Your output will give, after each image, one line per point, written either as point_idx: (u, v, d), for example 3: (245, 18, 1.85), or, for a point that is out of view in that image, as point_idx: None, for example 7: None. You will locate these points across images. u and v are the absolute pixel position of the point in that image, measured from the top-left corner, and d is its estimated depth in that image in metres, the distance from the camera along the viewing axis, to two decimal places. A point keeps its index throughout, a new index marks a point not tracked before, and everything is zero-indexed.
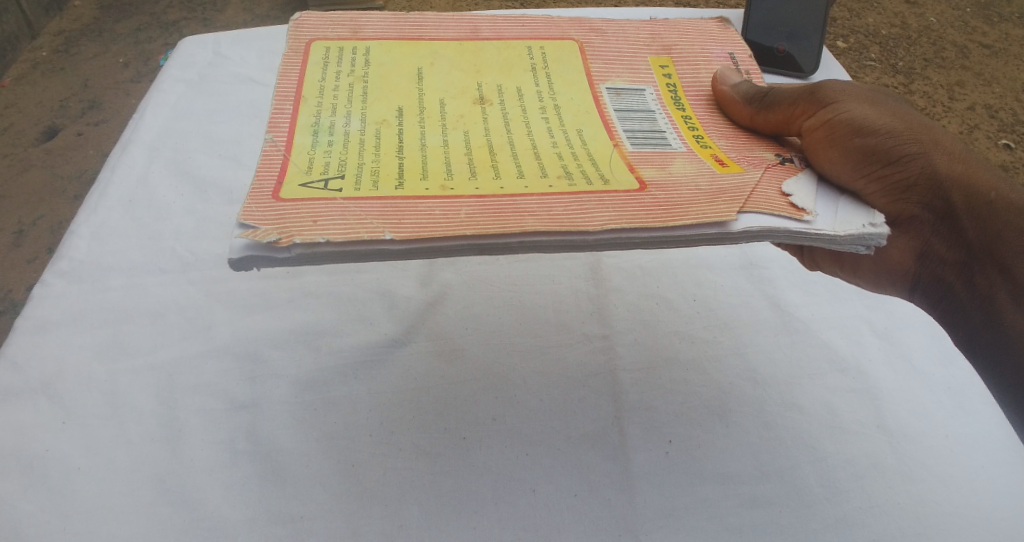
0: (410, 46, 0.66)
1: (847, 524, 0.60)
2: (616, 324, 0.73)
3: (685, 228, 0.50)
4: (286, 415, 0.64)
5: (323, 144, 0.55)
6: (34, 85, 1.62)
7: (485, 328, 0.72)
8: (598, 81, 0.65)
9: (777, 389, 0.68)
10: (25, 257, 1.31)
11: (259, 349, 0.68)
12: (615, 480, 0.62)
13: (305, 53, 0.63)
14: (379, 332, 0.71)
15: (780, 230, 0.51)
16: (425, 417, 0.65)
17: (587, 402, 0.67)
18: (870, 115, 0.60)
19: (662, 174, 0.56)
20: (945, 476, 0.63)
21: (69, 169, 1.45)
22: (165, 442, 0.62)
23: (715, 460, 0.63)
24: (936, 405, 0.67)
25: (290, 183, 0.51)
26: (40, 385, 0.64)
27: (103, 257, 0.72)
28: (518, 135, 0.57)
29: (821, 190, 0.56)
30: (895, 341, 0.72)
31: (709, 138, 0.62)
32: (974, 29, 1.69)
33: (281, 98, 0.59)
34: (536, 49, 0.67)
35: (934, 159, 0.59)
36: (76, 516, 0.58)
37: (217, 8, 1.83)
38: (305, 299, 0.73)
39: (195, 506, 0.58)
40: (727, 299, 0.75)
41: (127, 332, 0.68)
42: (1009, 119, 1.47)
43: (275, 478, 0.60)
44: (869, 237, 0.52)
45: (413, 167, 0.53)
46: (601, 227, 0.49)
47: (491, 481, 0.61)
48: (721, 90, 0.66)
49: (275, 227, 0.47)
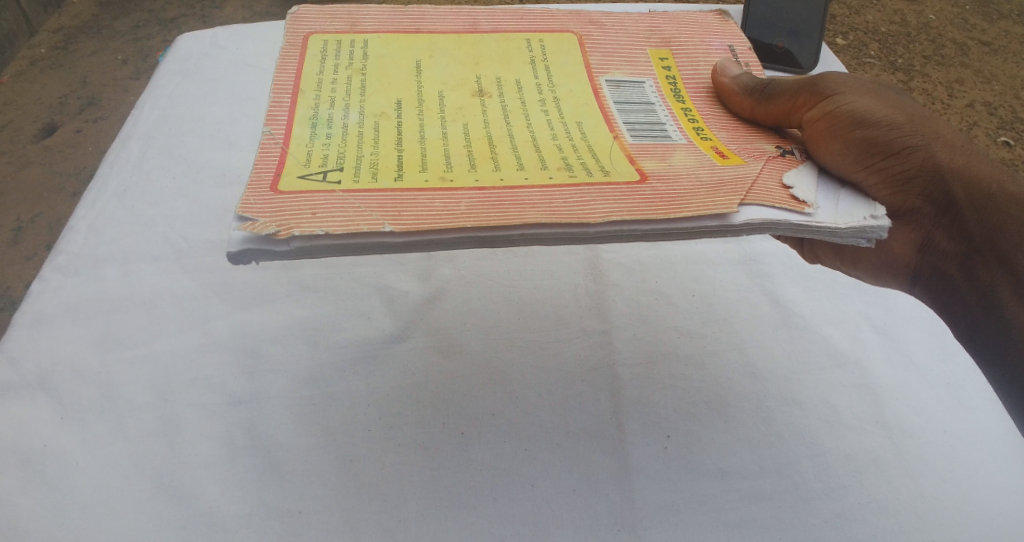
0: (409, 38, 0.65)
1: (846, 520, 0.60)
2: (614, 319, 0.73)
3: (686, 220, 0.50)
4: (285, 411, 0.64)
5: (322, 137, 0.55)
6: (32, 83, 1.61)
7: (484, 323, 0.72)
8: (597, 73, 0.65)
9: (776, 385, 0.68)
10: (23, 254, 1.31)
11: (257, 345, 0.68)
12: (613, 475, 0.61)
13: (303, 46, 0.63)
14: (376, 328, 0.70)
15: (780, 223, 0.51)
16: (423, 413, 0.64)
17: (586, 397, 0.66)
18: (871, 106, 0.60)
19: (662, 166, 0.55)
20: (944, 471, 0.63)
21: (67, 166, 1.45)
22: (164, 437, 0.61)
23: (713, 455, 0.63)
24: (935, 400, 0.67)
25: (288, 175, 0.51)
26: (39, 380, 0.63)
27: (101, 253, 0.72)
28: (518, 127, 0.57)
29: (822, 181, 0.56)
30: (894, 336, 0.72)
31: (710, 129, 0.62)
32: (973, 26, 1.69)
33: (279, 90, 0.58)
34: (535, 41, 0.67)
35: (936, 151, 0.59)
36: (74, 512, 0.57)
37: (216, 5, 1.83)
38: (302, 295, 0.72)
39: (194, 501, 0.58)
40: (726, 294, 0.75)
41: (126, 327, 0.67)
42: (1008, 116, 1.47)
43: (273, 472, 0.60)
44: (870, 230, 0.52)
45: (412, 159, 0.53)
46: (602, 219, 0.49)
47: (489, 477, 0.61)
48: (721, 81, 0.66)
49: (274, 219, 0.47)
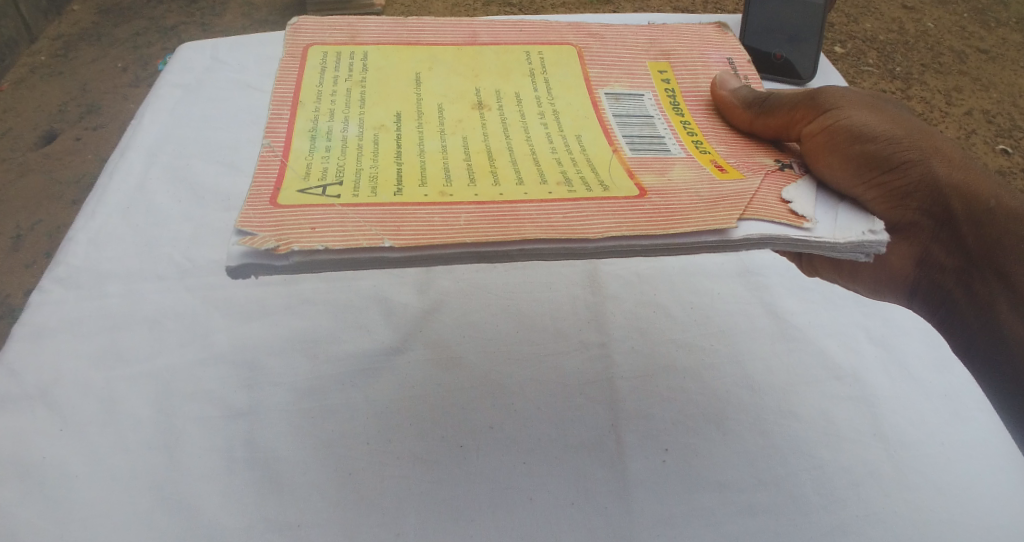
0: (409, 50, 0.65)
1: (844, 533, 0.60)
2: (613, 331, 0.73)
3: (685, 236, 0.50)
4: (283, 423, 0.64)
5: (321, 149, 0.55)
6: (32, 90, 1.61)
7: (482, 335, 0.72)
8: (597, 86, 0.65)
9: (775, 397, 0.68)
10: (22, 261, 1.31)
11: (256, 357, 0.68)
12: (612, 488, 0.61)
13: (303, 58, 0.63)
14: (375, 340, 0.70)
15: (779, 238, 0.51)
16: (422, 425, 0.64)
17: (585, 410, 0.66)
18: (870, 121, 0.59)
19: (662, 180, 0.55)
20: (942, 484, 0.63)
21: (67, 173, 1.45)
22: (164, 449, 0.61)
23: (712, 468, 0.63)
24: (933, 412, 0.67)
25: (287, 189, 0.51)
26: (39, 391, 0.63)
27: (101, 263, 0.72)
28: (518, 140, 0.57)
29: (821, 196, 0.56)
30: (892, 348, 0.72)
31: (709, 143, 0.62)
32: (971, 34, 1.69)
33: (279, 102, 0.58)
34: (535, 53, 0.67)
35: (934, 166, 0.59)
36: (73, 523, 0.57)
37: (216, 12, 1.83)
38: (301, 306, 0.72)
39: (193, 514, 0.58)
40: (724, 306, 0.75)
41: (125, 339, 0.67)
42: (1006, 124, 1.48)
43: (272, 485, 0.60)
44: (869, 245, 0.52)
45: (412, 173, 0.53)
46: (601, 234, 0.49)
47: (488, 490, 0.61)
48: (721, 95, 0.66)
49: (273, 234, 0.47)
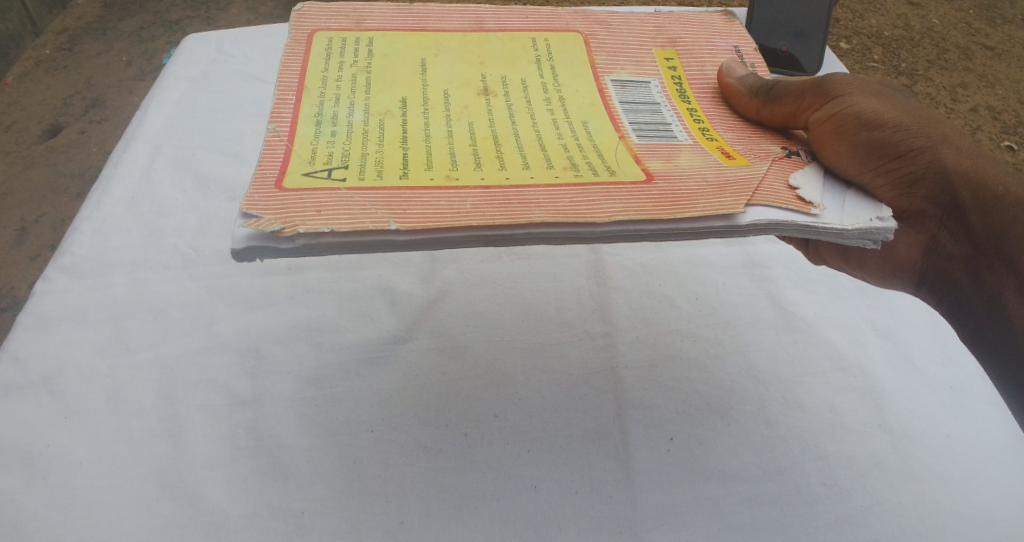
0: (413, 37, 0.65)
1: (847, 523, 0.59)
2: (617, 322, 0.72)
3: (692, 220, 0.50)
4: (288, 412, 0.64)
5: (326, 135, 0.55)
6: (37, 83, 1.62)
7: (487, 324, 0.72)
8: (603, 73, 0.65)
9: (778, 388, 0.68)
10: (27, 254, 1.31)
11: (260, 346, 0.68)
12: (616, 477, 0.61)
13: (307, 44, 0.63)
14: (379, 329, 0.70)
15: (787, 224, 0.51)
16: (426, 414, 0.64)
17: (588, 400, 0.66)
18: (878, 108, 0.59)
19: (669, 166, 0.55)
20: (947, 475, 0.62)
21: (71, 167, 1.45)
22: (167, 437, 0.61)
23: (715, 458, 0.63)
24: (937, 404, 0.67)
25: (293, 173, 0.51)
26: (42, 379, 0.63)
27: (105, 252, 0.72)
28: (523, 126, 0.57)
29: (828, 183, 0.56)
30: (897, 340, 0.71)
31: (716, 130, 0.62)
32: (977, 31, 1.68)
33: (283, 88, 0.58)
34: (541, 41, 0.67)
35: (942, 153, 0.59)
36: (76, 510, 0.57)
37: (221, 6, 1.83)
38: (306, 295, 0.72)
39: (196, 501, 0.58)
40: (729, 297, 0.75)
41: (129, 327, 0.67)
42: (1011, 120, 1.47)
43: (275, 472, 0.60)
44: (876, 231, 0.52)
45: (418, 158, 0.53)
46: (608, 219, 0.49)
47: (492, 478, 0.61)
48: (727, 82, 0.66)
49: (278, 217, 0.47)
